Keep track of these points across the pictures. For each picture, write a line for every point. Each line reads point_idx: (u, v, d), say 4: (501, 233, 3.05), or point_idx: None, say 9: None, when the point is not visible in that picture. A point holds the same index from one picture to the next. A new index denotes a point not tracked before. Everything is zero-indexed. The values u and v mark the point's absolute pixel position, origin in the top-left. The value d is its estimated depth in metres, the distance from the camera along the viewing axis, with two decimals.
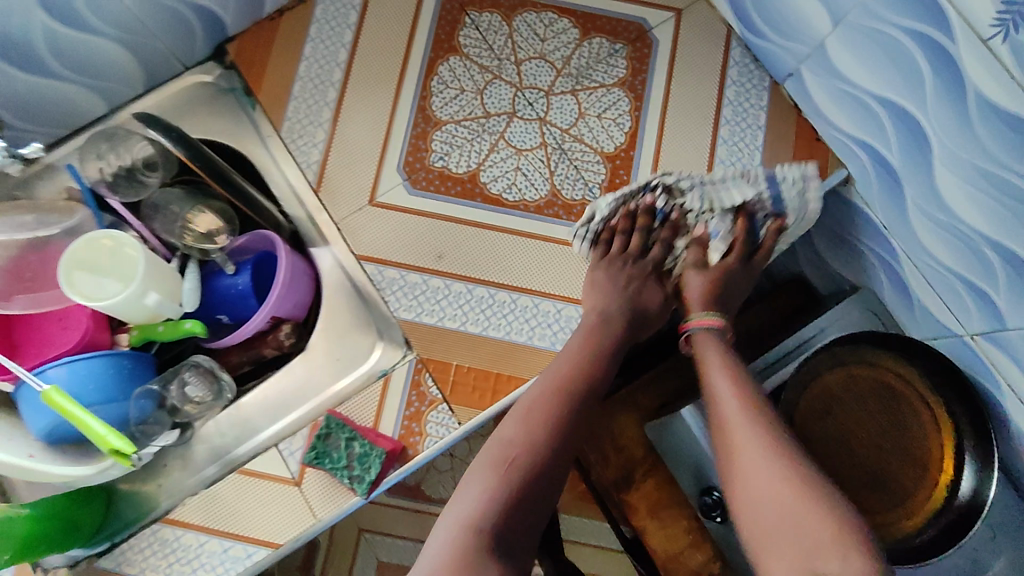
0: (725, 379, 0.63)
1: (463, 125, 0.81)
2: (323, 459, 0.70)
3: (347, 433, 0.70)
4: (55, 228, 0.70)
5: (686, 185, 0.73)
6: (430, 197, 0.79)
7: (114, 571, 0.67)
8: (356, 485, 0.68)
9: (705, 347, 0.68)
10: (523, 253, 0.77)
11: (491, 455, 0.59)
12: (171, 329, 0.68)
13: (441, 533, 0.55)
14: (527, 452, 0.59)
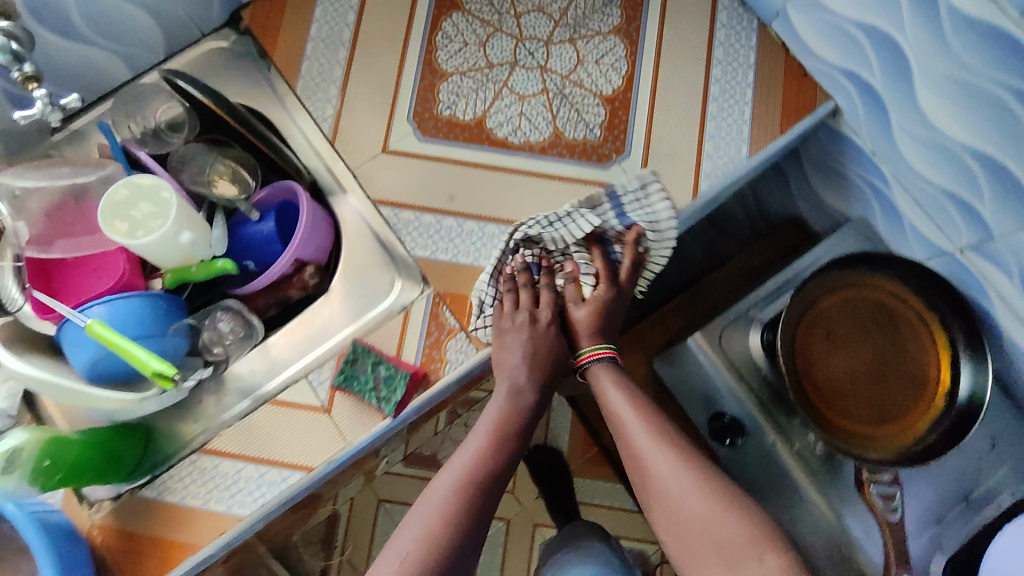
0: (623, 416, 0.72)
1: (468, 76, 0.84)
2: (351, 382, 0.75)
3: (372, 361, 0.75)
4: (92, 175, 0.75)
5: (539, 231, 0.75)
6: (440, 143, 0.82)
7: (157, 499, 0.73)
8: (384, 406, 0.73)
9: (602, 382, 0.75)
10: (532, 191, 0.81)
11: (419, 527, 0.68)
12: (204, 269, 0.75)
13: None
14: (442, 527, 0.67)
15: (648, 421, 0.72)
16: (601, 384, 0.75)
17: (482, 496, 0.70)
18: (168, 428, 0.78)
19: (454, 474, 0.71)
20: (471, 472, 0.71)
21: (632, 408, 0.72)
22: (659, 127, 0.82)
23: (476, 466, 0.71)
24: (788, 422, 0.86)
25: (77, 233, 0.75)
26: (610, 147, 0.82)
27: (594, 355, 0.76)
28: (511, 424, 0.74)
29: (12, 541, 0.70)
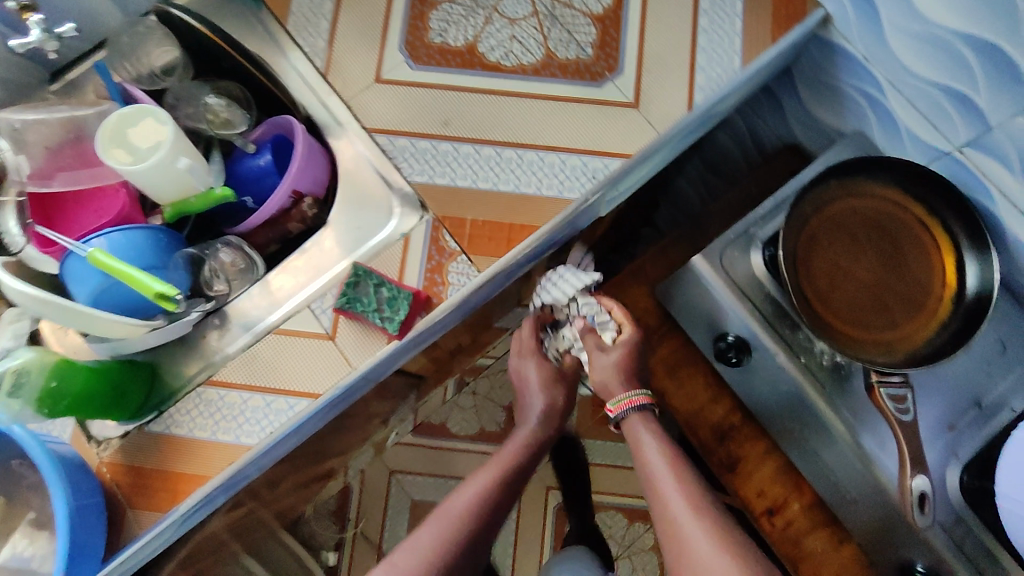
0: (663, 466, 0.74)
1: (457, 3, 0.85)
2: (354, 304, 0.74)
3: (374, 283, 0.75)
4: (89, 110, 0.76)
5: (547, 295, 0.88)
6: (432, 69, 0.82)
7: (166, 433, 0.72)
8: (387, 325, 0.73)
9: (639, 434, 0.78)
10: (527, 110, 0.80)
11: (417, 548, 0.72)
12: (203, 199, 0.76)
13: None
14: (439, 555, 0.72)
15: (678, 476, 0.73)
16: (632, 428, 0.79)
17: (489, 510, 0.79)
18: (174, 367, 0.78)
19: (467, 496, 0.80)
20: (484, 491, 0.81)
21: (665, 459, 0.74)
22: (650, 42, 0.82)
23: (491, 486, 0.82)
24: (794, 337, 0.80)
25: (74, 168, 0.76)
26: (602, 65, 0.82)
27: (628, 402, 0.79)
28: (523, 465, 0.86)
29: (21, 480, 0.69)
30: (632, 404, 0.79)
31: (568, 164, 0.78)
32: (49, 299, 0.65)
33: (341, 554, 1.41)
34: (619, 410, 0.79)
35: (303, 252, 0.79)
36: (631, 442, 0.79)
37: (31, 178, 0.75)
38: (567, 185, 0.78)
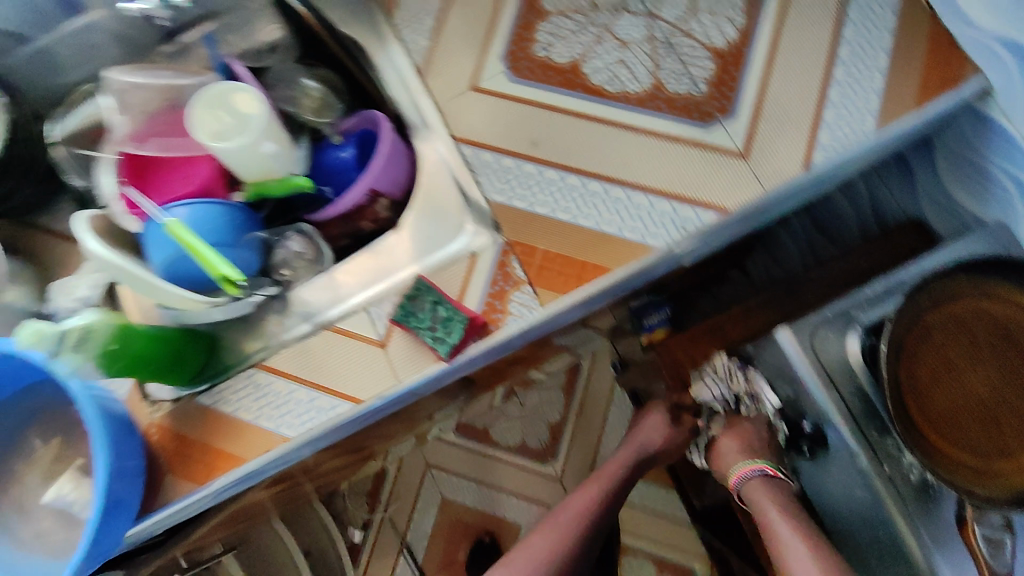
0: (786, 526, 0.75)
1: (569, 18, 0.80)
2: (409, 318, 0.72)
3: (434, 298, 0.72)
4: (190, 79, 0.77)
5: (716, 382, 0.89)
6: (531, 84, 0.78)
7: (213, 407, 0.73)
8: (438, 346, 0.71)
9: (762, 498, 0.80)
10: (622, 143, 0.75)
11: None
12: (282, 184, 0.75)
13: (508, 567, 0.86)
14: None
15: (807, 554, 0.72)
16: (759, 494, 0.81)
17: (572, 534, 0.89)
18: (233, 341, 0.78)
19: (554, 527, 0.90)
20: (577, 510, 0.92)
21: (802, 540, 0.74)
22: (773, 88, 0.75)
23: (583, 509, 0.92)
24: (881, 442, 0.73)
25: (170, 134, 0.76)
26: (714, 105, 0.75)
27: (749, 469, 0.83)
28: (618, 491, 0.96)
29: (78, 425, 0.72)
30: (756, 472, 0.82)
31: (656, 208, 0.73)
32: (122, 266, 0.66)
33: (367, 533, 1.43)
34: (741, 477, 0.83)
35: (371, 253, 0.78)
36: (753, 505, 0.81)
37: (126, 138, 0.75)
38: (653, 232, 0.72)
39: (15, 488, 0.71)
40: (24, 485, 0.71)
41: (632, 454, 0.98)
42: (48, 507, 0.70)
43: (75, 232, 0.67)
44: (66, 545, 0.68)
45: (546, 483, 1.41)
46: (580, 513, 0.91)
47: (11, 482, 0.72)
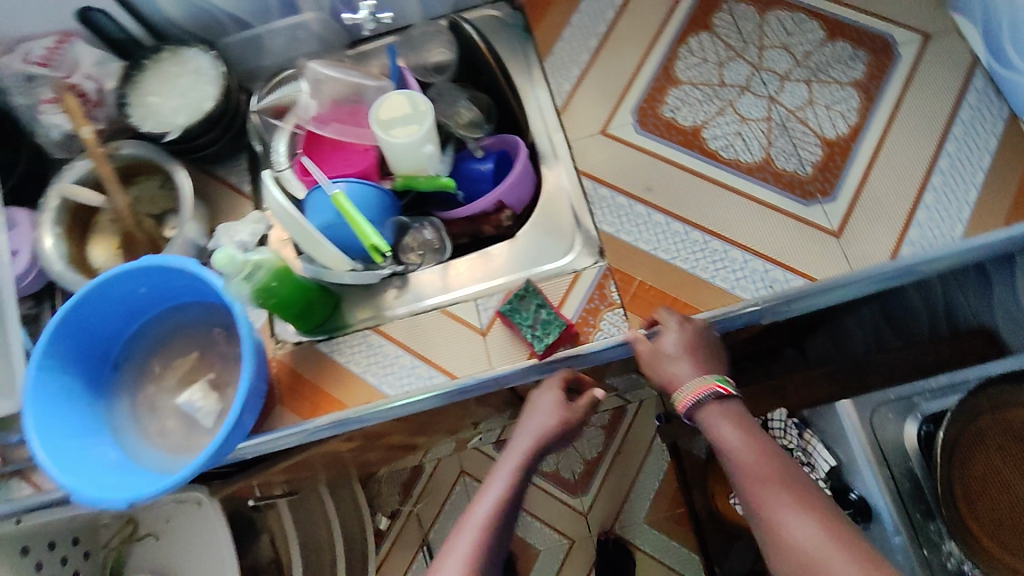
0: (735, 433, 0.67)
1: (699, 88, 0.91)
2: (514, 314, 0.81)
3: (538, 303, 0.81)
4: (372, 81, 0.90)
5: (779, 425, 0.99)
6: (655, 138, 0.89)
7: (328, 355, 0.84)
8: (535, 342, 0.79)
9: (713, 419, 0.69)
10: (727, 202, 0.84)
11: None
12: (429, 181, 0.87)
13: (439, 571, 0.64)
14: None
15: (769, 475, 0.63)
16: (716, 422, 0.69)
17: (493, 540, 0.66)
18: (351, 304, 0.88)
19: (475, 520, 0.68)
20: (484, 520, 0.67)
21: (747, 452, 0.65)
22: (873, 181, 0.83)
23: (486, 520, 0.67)
24: (924, 527, 0.77)
25: (347, 123, 0.89)
26: (817, 186, 0.84)
27: (699, 390, 0.69)
28: (519, 492, 0.72)
29: (215, 346, 0.83)
30: (708, 393, 0.69)
31: (749, 265, 0.81)
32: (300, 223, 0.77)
33: (392, 524, 1.48)
34: (692, 401, 0.70)
35: (485, 254, 0.89)
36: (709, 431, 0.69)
37: (311, 119, 0.89)
38: (742, 284, 0.81)
39: (150, 389, 0.83)
40: (157, 388, 0.83)
41: (516, 466, 0.73)
42: (177, 410, 0.81)
43: (263, 185, 0.79)
44: (186, 445, 0.79)
45: (572, 515, 1.41)
46: (490, 521, 0.67)
47: (146, 383, 0.83)
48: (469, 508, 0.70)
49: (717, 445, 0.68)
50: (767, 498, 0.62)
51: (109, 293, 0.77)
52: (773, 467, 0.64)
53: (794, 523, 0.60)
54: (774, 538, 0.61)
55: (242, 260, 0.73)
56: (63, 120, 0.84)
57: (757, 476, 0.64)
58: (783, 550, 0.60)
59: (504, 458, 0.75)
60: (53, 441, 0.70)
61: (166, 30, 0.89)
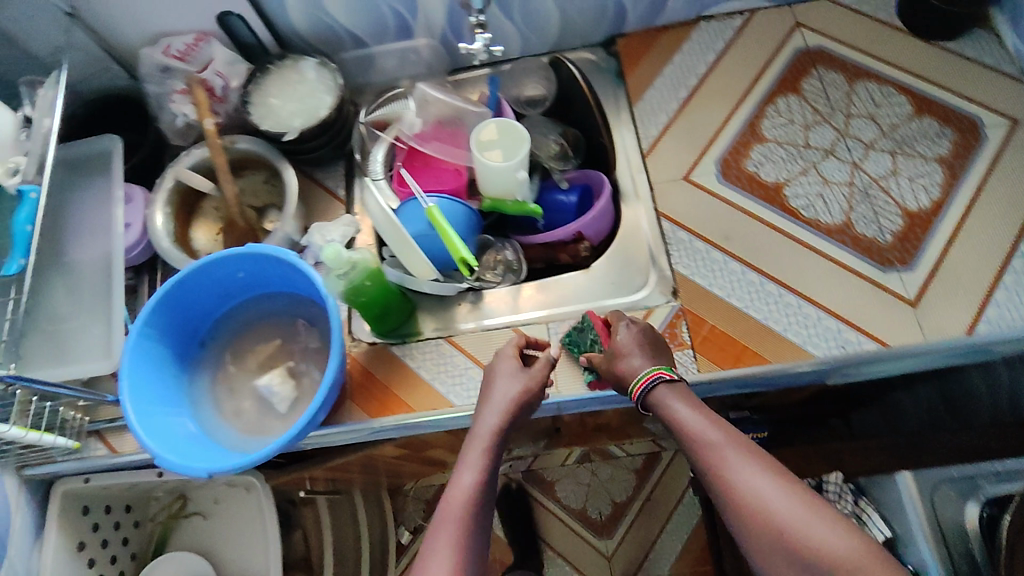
0: (693, 410, 0.65)
1: (783, 147, 0.94)
2: (573, 345, 0.84)
3: (594, 335, 0.83)
4: (474, 107, 0.95)
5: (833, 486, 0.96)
6: (737, 190, 0.92)
7: (400, 358, 0.87)
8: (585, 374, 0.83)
9: (668, 401, 0.67)
10: (805, 261, 0.86)
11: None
12: (516, 206, 0.91)
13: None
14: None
15: (729, 442, 0.62)
16: (668, 401, 0.67)
17: (475, 530, 0.61)
18: (426, 312, 0.92)
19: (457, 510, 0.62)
20: (462, 511, 0.62)
21: (705, 424, 0.64)
22: (953, 256, 0.84)
23: (467, 513, 0.61)
24: None
25: (446, 142, 0.94)
26: (895, 254, 0.86)
27: (650, 376, 0.69)
28: (495, 477, 0.66)
29: (297, 337, 0.88)
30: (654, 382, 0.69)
31: (823, 323, 0.83)
32: (399, 232, 0.84)
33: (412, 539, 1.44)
34: (642, 391, 0.70)
35: (558, 281, 0.92)
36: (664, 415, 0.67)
37: (414, 136, 0.94)
38: (814, 340, 0.82)
39: (231, 368, 0.87)
40: (238, 369, 0.87)
41: (483, 452, 0.67)
42: (254, 392, 0.86)
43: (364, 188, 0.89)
44: (260, 426, 0.83)
45: (595, 559, 1.39)
46: (472, 505, 0.62)
47: (228, 363, 0.88)
48: (440, 503, 0.63)
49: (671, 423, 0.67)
50: (725, 462, 0.60)
51: (212, 273, 0.82)
52: (728, 436, 0.62)
53: (764, 487, 0.58)
54: (738, 506, 0.58)
55: (347, 257, 0.78)
56: (189, 109, 0.90)
57: (717, 445, 0.62)
58: (744, 511, 0.58)
59: (470, 445, 0.68)
60: (143, 406, 0.75)
61: (290, 39, 0.95)
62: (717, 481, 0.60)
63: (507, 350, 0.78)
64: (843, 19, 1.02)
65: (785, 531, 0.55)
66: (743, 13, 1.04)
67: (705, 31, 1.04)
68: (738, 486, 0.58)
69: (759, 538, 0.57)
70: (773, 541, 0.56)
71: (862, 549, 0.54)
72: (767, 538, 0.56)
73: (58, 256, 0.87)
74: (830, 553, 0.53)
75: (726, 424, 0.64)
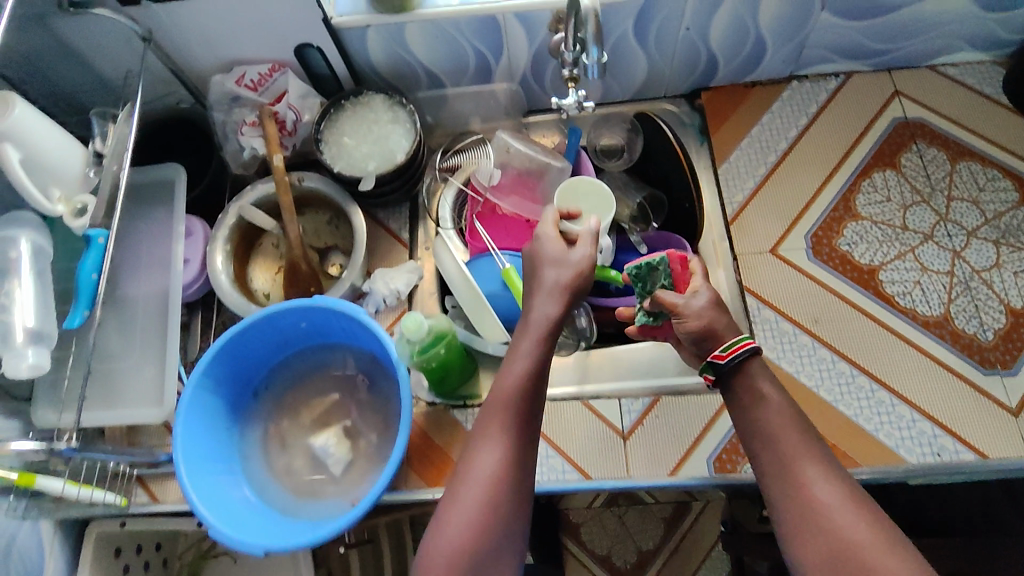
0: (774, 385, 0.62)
1: (878, 227, 0.89)
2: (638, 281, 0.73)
3: (666, 282, 0.71)
4: (557, 161, 0.87)
5: None
6: (828, 271, 0.87)
7: (463, 425, 0.83)
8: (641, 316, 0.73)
9: (750, 377, 0.62)
10: (900, 355, 0.82)
11: (478, 479, 0.57)
12: (594, 271, 0.84)
13: (463, 477, 0.58)
14: (518, 473, 0.58)
15: (805, 445, 0.58)
16: (753, 377, 0.62)
17: (526, 417, 0.60)
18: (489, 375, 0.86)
19: (498, 403, 0.60)
20: (507, 408, 0.60)
21: (783, 404, 0.61)
22: None
23: (515, 402, 0.60)
24: None
25: (525, 196, 0.89)
26: (998, 356, 0.81)
27: (743, 348, 0.61)
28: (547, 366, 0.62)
29: (357, 393, 0.85)
30: (745, 353, 0.62)
31: (917, 425, 0.78)
32: (474, 293, 0.82)
33: None
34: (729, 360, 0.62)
35: (632, 352, 0.88)
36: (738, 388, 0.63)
37: (490, 188, 0.89)
38: (907, 444, 0.77)
39: (284, 423, 0.84)
40: (291, 424, 0.84)
41: (539, 340, 0.62)
42: (308, 450, 0.82)
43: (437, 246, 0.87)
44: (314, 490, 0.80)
45: None
46: (515, 402, 0.60)
47: (281, 416, 0.84)
48: (491, 392, 0.62)
49: (748, 398, 0.62)
50: (796, 461, 0.58)
51: (276, 323, 0.78)
52: (803, 438, 0.59)
53: (826, 491, 0.55)
54: (798, 505, 0.56)
55: (427, 331, 0.73)
56: (258, 143, 0.85)
57: (790, 439, 0.59)
58: (805, 513, 0.55)
59: (520, 333, 0.64)
60: (196, 465, 0.72)
61: (366, 74, 0.90)
62: (783, 475, 0.58)
63: (548, 232, 0.69)
64: (946, 90, 0.96)
65: (840, 536, 0.53)
66: (839, 75, 0.98)
67: (798, 91, 0.98)
68: (803, 487, 0.56)
69: (806, 539, 0.55)
70: (826, 546, 0.54)
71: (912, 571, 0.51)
72: (820, 540, 0.54)
73: (113, 289, 0.83)
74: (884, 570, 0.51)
75: (806, 426, 0.60)
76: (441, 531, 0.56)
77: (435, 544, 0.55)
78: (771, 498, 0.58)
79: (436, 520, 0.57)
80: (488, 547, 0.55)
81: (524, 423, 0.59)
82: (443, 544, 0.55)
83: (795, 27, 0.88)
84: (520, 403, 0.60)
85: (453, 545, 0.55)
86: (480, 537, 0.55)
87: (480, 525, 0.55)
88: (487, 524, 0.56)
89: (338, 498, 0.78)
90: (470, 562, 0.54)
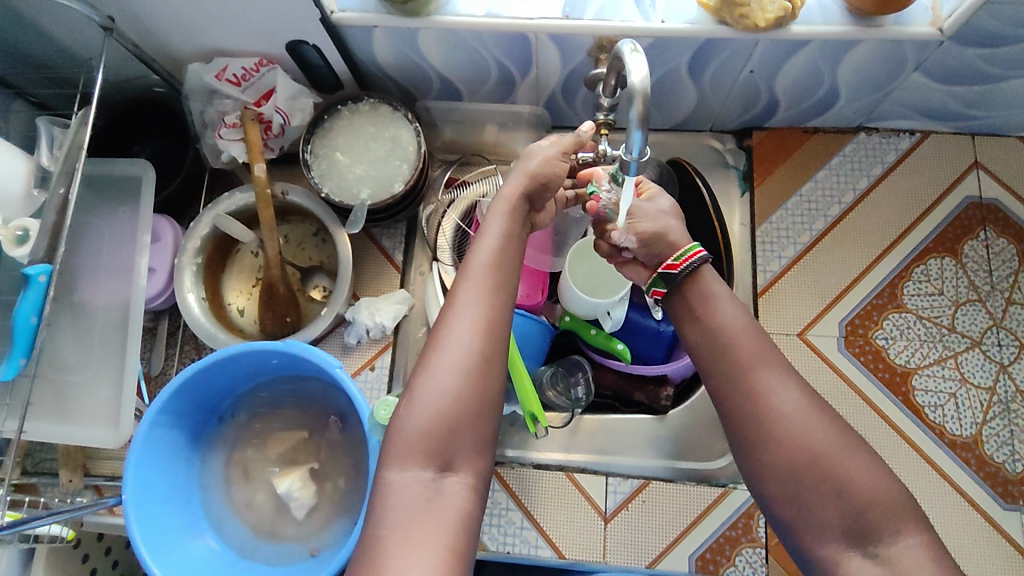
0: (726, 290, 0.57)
1: (923, 323, 0.79)
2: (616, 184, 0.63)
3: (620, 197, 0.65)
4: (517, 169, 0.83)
5: None
6: (857, 368, 0.79)
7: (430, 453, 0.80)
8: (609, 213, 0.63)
9: (704, 288, 0.57)
10: (917, 475, 0.75)
11: (455, 337, 0.52)
12: (601, 338, 0.80)
13: (442, 347, 0.52)
14: (498, 337, 0.53)
15: (767, 355, 0.53)
16: (707, 286, 0.57)
17: (503, 285, 0.55)
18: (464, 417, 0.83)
19: (473, 276, 0.54)
20: (487, 279, 0.54)
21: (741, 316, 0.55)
22: None
23: (492, 267, 0.55)
24: None
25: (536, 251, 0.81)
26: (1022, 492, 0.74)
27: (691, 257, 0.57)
28: (519, 247, 0.58)
29: (326, 432, 0.81)
30: (696, 264, 0.58)
31: None
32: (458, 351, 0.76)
33: None
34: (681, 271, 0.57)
35: (623, 423, 0.81)
36: (695, 300, 0.57)
37: None
38: None
39: (249, 452, 0.80)
40: (256, 454, 0.80)
41: (508, 214, 0.58)
42: (272, 486, 0.79)
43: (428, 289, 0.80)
44: (273, 530, 0.76)
45: None
46: (491, 270, 0.55)
47: (246, 446, 0.80)
48: (467, 259, 0.56)
49: (703, 307, 0.56)
50: (753, 369, 0.52)
51: (245, 359, 0.73)
52: (763, 346, 0.53)
53: (784, 398, 0.51)
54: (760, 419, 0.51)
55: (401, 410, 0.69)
56: (238, 149, 0.75)
57: (747, 351, 0.53)
58: (765, 431, 0.51)
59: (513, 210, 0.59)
60: (149, 510, 0.69)
61: (370, 71, 0.77)
62: (743, 394, 0.52)
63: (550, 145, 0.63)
64: None
65: (802, 448, 0.49)
66: (913, 134, 0.85)
67: (863, 146, 0.85)
68: (761, 398, 0.51)
69: (768, 453, 0.50)
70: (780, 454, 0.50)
71: (882, 485, 0.48)
72: (775, 451, 0.50)
73: (68, 293, 0.75)
74: (854, 481, 0.48)
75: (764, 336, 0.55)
76: (417, 399, 0.50)
77: (412, 415, 0.50)
78: (724, 415, 0.54)
79: (410, 387, 0.51)
80: (470, 412, 0.51)
81: (501, 299, 0.54)
82: (429, 413, 0.50)
83: (877, 83, 0.74)
84: (495, 276, 0.55)
85: (438, 403, 0.50)
86: (468, 403, 0.50)
87: (465, 390, 0.51)
88: (471, 392, 0.51)
89: (297, 544, 0.75)
90: (458, 431, 0.50)
